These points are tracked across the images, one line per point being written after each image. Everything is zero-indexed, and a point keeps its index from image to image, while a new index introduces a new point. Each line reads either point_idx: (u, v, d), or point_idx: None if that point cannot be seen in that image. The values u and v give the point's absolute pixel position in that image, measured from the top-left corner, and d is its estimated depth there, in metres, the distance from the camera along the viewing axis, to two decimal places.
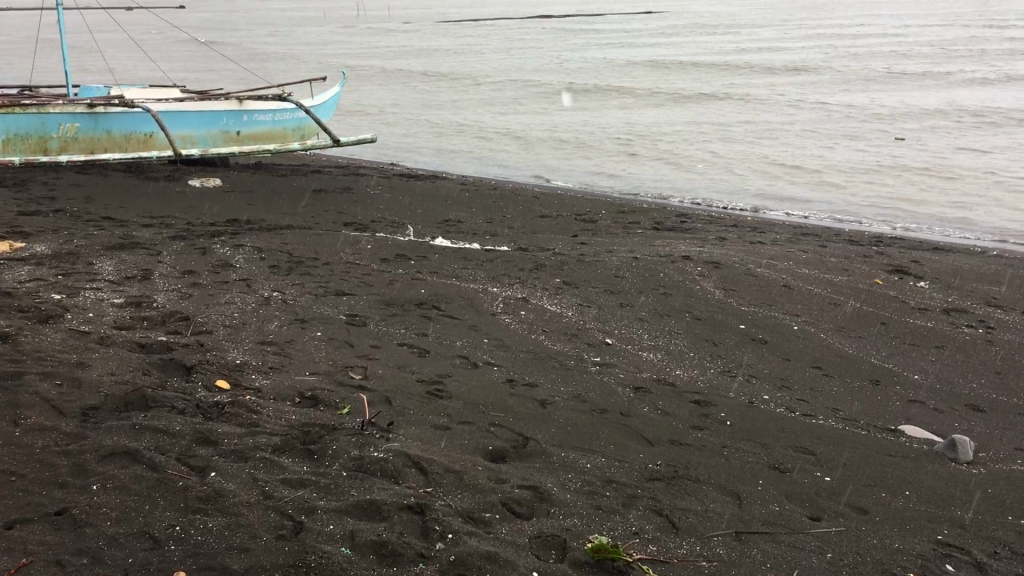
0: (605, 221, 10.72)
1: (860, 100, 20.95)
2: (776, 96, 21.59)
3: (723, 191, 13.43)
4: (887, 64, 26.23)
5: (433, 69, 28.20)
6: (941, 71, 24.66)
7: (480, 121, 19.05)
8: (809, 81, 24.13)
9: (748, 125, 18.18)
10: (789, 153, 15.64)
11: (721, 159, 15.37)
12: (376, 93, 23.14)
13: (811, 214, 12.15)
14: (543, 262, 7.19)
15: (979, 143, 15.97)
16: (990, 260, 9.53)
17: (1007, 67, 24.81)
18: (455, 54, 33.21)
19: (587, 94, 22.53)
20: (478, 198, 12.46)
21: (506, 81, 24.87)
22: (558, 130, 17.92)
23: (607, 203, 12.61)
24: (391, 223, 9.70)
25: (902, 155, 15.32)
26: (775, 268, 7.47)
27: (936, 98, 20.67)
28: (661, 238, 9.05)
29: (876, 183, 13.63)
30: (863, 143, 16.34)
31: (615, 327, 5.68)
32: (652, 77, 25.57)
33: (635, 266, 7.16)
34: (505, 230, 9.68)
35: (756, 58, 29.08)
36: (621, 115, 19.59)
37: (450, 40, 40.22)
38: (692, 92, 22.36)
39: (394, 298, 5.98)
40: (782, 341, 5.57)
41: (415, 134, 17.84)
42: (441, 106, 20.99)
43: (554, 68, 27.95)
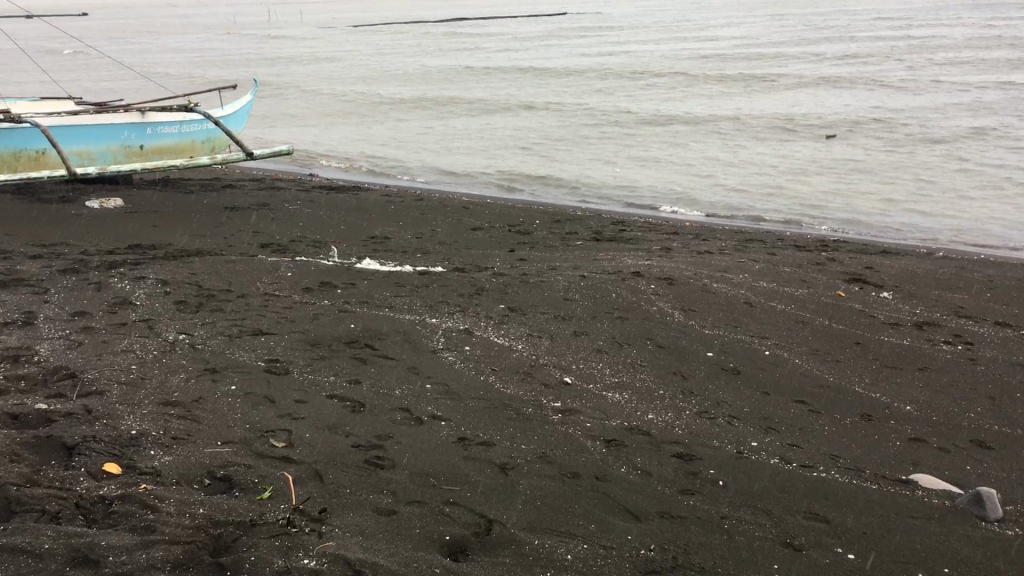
0: (542, 233, 10.16)
1: (783, 99, 20.89)
2: (701, 97, 21.39)
3: (658, 196, 13.02)
4: (806, 64, 26.39)
5: (349, 74, 27.24)
6: (859, 69, 24.88)
7: (402, 128, 18.32)
8: (732, 79, 24.04)
9: (676, 127, 17.88)
10: (720, 156, 15.35)
11: (653, 163, 14.97)
12: (289, 99, 22.15)
13: (751, 218, 11.84)
14: (483, 284, 6.55)
15: (906, 141, 15.96)
16: (938, 262, 9.27)
17: (921, 64, 25.16)
18: (372, 58, 32.30)
19: (510, 96, 21.97)
20: (404, 210, 11.77)
21: (426, 85, 24.14)
22: (484, 136, 17.31)
23: (541, 211, 12.05)
24: (313, 243, 8.95)
25: (833, 155, 15.19)
26: (732, 282, 7.00)
27: (857, 96, 20.75)
28: (604, 251, 8.52)
29: (811, 185, 13.41)
30: (794, 144, 16.16)
31: (572, 361, 5.08)
32: (575, 78, 25.18)
33: (583, 286, 6.58)
34: (437, 247, 9.03)
35: (676, 58, 28.98)
36: (547, 117, 19.09)
37: (364, 44, 39.26)
38: (616, 94, 22.01)
39: (320, 337, 5.27)
40: (756, 370, 5.05)
41: (334, 142, 17.01)
42: (360, 112, 20.16)
43: (474, 69, 27.32)
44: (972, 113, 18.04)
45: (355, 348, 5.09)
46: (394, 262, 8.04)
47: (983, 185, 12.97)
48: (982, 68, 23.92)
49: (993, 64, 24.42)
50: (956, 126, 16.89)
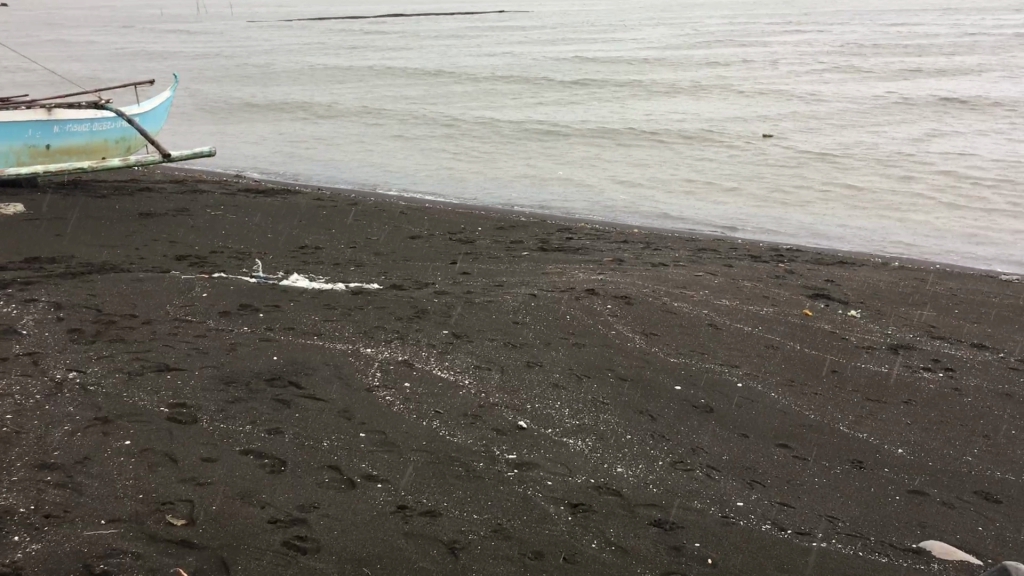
0: (484, 242, 9.59)
1: (724, 99, 20.69)
2: (644, 98, 21.07)
3: (602, 200, 12.57)
4: (745, 66, 26.30)
5: (280, 70, 26.28)
6: (798, 72, 24.87)
7: (335, 126, 17.56)
8: (673, 79, 23.77)
9: (618, 128, 17.48)
10: (664, 159, 15.00)
11: (597, 166, 14.52)
12: (216, 96, 21.18)
13: (700, 224, 11.46)
14: (423, 305, 5.94)
15: (850, 145, 15.80)
16: (895, 273, 8.96)
17: (857, 68, 25.26)
18: (304, 54, 31.33)
19: (448, 95, 21.34)
20: (337, 216, 11.07)
21: (360, 84, 23.37)
22: (421, 136, 16.67)
23: (482, 217, 11.48)
24: (236, 255, 8.23)
25: (778, 158, 14.95)
26: (691, 300, 6.51)
27: (797, 98, 20.66)
28: (552, 264, 7.99)
29: (759, 190, 13.11)
30: (738, 147, 15.87)
31: (525, 398, 4.50)
32: (513, 76, 24.64)
33: (534, 306, 6.01)
34: (372, 258, 8.39)
35: (615, 58, 28.64)
36: (487, 117, 18.53)
37: (297, 39, 38.23)
38: (555, 94, 21.56)
39: (237, 373, 4.60)
40: (729, 407, 4.54)
41: (265, 142, 16.20)
42: (291, 109, 19.33)
43: (410, 67, 26.60)
44: (913, 119, 18.02)
45: (278, 386, 4.44)
46: (325, 277, 7.38)
47: (931, 190, 12.81)
48: (917, 72, 24.12)
49: (927, 69, 24.64)
50: (898, 131, 16.83)
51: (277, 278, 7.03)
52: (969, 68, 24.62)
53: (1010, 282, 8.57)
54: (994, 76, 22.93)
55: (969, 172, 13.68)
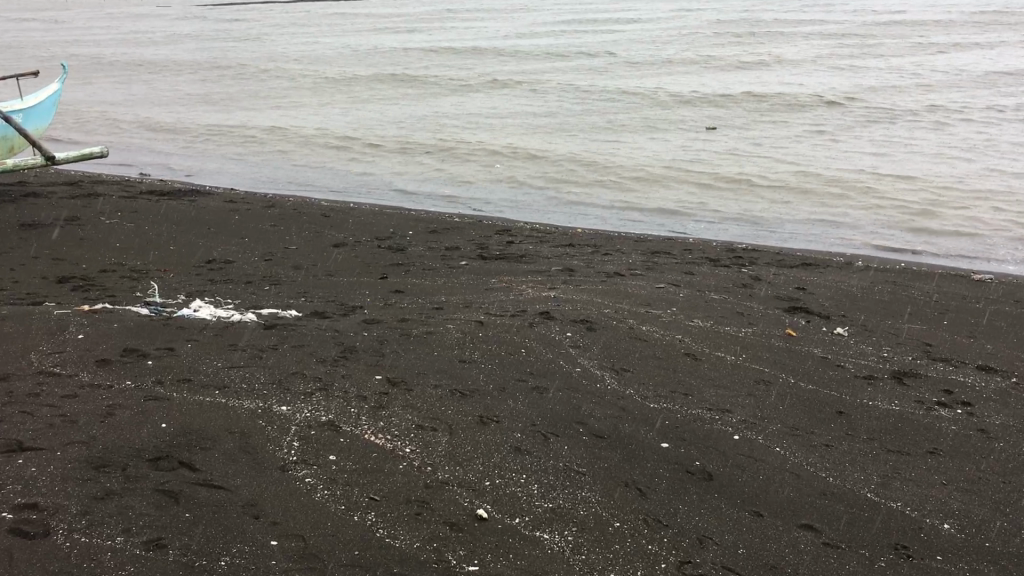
0: (417, 250, 8.67)
1: (656, 87, 20.12)
2: (575, 86, 20.32)
3: (541, 202, 11.79)
4: (674, 52, 25.75)
5: (189, 62, 24.85)
6: (728, 58, 24.41)
7: (249, 123, 16.41)
8: (603, 68, 23.09)
9: (550, 122, 16.73)
10: (602, 153, 14.31)
11: (533, 163, 13.72)
12: (119, 94, 19.82)
13: (646, 224, 10.77)
14: (351, 339, 4.98)
15: (790, 139, 15.36)
16: (862, 274, 8.35)
17: (785, 54, 25.00)
18: (216, 44, 29.83)
19: (371, 86, 20.34)
20: (252, 221, 10.00)
21: (276, 74, 22.13)
22: (344, 132, 15.62)
23: (414, 220, 10.55)
24: (131, 275, 7.12)
25: (718, 152, 14.40)
26: (659, 321, 5.70)
27: (730, 85, 20.18)
28: (494, 278, 7.12)
29: (703, 187, 12.50)
30: (677, 141, 15.25)
31: (483, 470, 3.61)
32: (437, 64, 23.62)
33: (482, 337, 5.12)
34: (290, 275, 7.38)
35: (541, 43, 27.80)
36: (413, 110, 17.61)
37: (210, 26, 36.58)
38: (483, 83, 20.70)
39: (111, 451, 3.58)
40: (732, 472, 3.72)
41: (170, 142, 14.96)
42: (201, 107, 18.08)
43: (329, 56, 25.43)
44: (851, 108, 17.65)
45: (164, 470, 3.44)
46: (234, 300, 6.36)
47: (878, 185, 12.39)
48: (845, 59, 23.94)
49: (855, 56, 24.52)
50: (836, 123, 16.45)
51: (176, 306, 5.98)
52: (895, 54, 24.58)
53: (981, 281, 8.05)
54: (922, 63, 22.89)
55: (914, 167, 13.33)
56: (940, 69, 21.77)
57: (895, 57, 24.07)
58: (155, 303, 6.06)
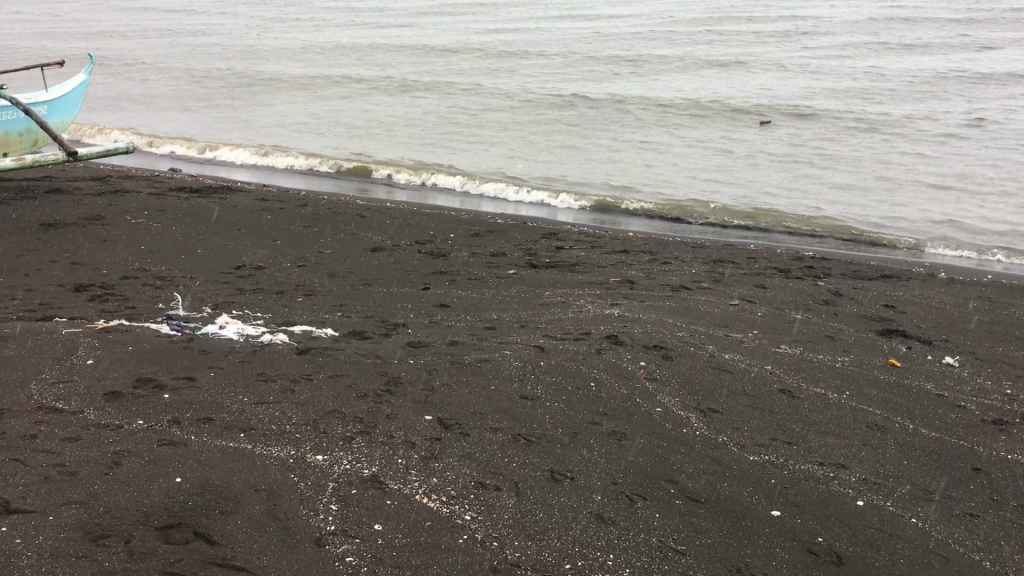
0: (460, 255, 8.05)
1: (702, 85, 19.40)
2: (616, 84, 19.67)
3: (589, 203, 11.16)
4: (714, 47, 24.97)
5: (223, 56, 24.51)
6: (771, 53, 23.60)
7: (284, 120, 15.94)
8: (642, 63, 22.38)
9: (593, 121, 16.08)
10: (650, 154, 13.64)
11: (577, 163, 13.09)
12: (151, 89, 19.45)
13: (704, 230, 10.10)
14: (396, 368, 4.35)
15: (849, 139, 14.59)
16: (945, 287, 7.64)
17: (831, 49, 24.14)
18: (245, 36, 29.45)
19: (407, 80, 19.80)
20: (285, 221, 9.46)
21: (310, 68, 21.69)
22: (379, 130, 15.09)
23: (455, 221, 9.96)
24: (155, 283, 6.56)
25: (773, 154, 13.68)
26: (742, 347, 5.01)
27: (776, 83, 19.40)
28: (548, 292, 6.48)
29: (760, 189, 11.79)
30: (727, 142, 14.55)
31: (564, 547, 2.96)
32: (470, 57, 23.05)
33: (545, 367, 4.46)
34: (325, 284, 6.80)
35: (575, 38, 27.12)
36: (451, 106, 17.04)
37: (244, 18, 36.33)
38: (522, 79, 20.10)
39: (114, 515, 2.97)
40: (866, 554, 3.04)
41: (203, 137, 14.50)
42: (234, 103, 17.65)
43: (364, 49, 24.94)
44: (908, 107, 16.84)
45: (176, 543, 2.82)
46: (264, 314, 5.77)
47: (950, 190, 11.62)
48: (898, 56, 23.05)
49: (908, 52, 23.62)
50: (894, 120, 15.66)
51: (200, 322, 5.40)
52: (946, 49, 23.65)
53: None
54: (980, 59, 21.96)
55: (987, 170, 12.53)
56: (1001, 65, 20.84)
57: (951, 53, 23.15)
58: (178, 318, 5.49)
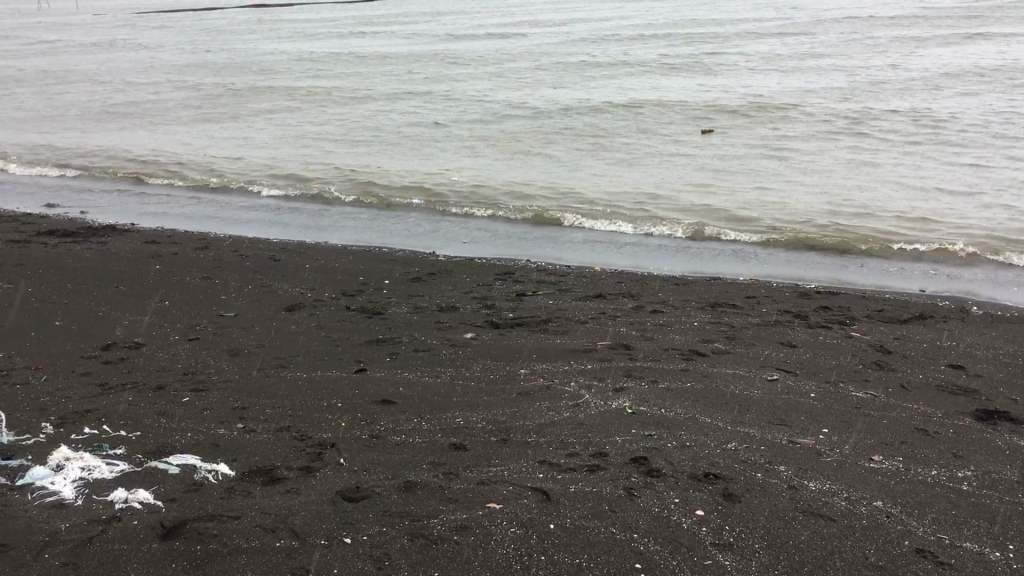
0: (399, 311, 6.45)
1: (639, 98, 18.24)
2: (548, 99, 18.38)
3: (542, 239, 9.74)
4: (642, 59, 23.97)
5: (114, 79, 22.43)
6: (704, 66, 22.73)
7: (183, 149, 14.14)
8: (572, 78, 21.16)
9: (530, 141, 14.70)
10: (601, 177, 12.31)
11: (520, 189, 11.68)
12: (28, 114, 17.35)
13: (681, 262, 8.76)
14: (322, 562, 2.69)
15: (811, 155, 13.52)
16: (985, 327, 6.39)
17: (762, 60, 23.35)
18: (138, 57, 27.34)
19: (322, 102, 18.19)
20: (181, 270, 7.74)
21: (214, 91, 19.88)
22: (293, 157, 13.44)
23: (389, 263, 8.37)
24: None
25: (735, 174, 12.49)
26: (823, 464, 3.50)
27: (716, 96, 18.38)
28: (520, 371, 4.91)
29: (732, 212, 10.54)
30: (680, 160, 13.35)
31: None
32: (388, 77, 21.49)
33: (558, 537, 2.86)
34: (225, 369, 5.10)
35: (495, 52, 25.85)
36: (373, 129, 15.49)
37: (139, 36, 34.12)
38: (446, 96, 18.66)
39: None
40: None
41: (86, 173, 12.62)
42: (124, 129, 15.74)
43: (270, 68, 23.17)
44: (859, 119, 15.92)
45: None
46: (129, 433, 4.06)
47: (939, 209, 10.56)
48: (831, 63, 22.39)
49: (840, 59, 23.00)
50: (850, 135, 14.71)
51: (29, 462, 3.67)
52: (878, 57, 23.07)
53: None
54: (918, 66, 21.40)
55: (968, 184, 11.57)
56: (939, 72, 20.28)
57: (886, 59, 22.62)
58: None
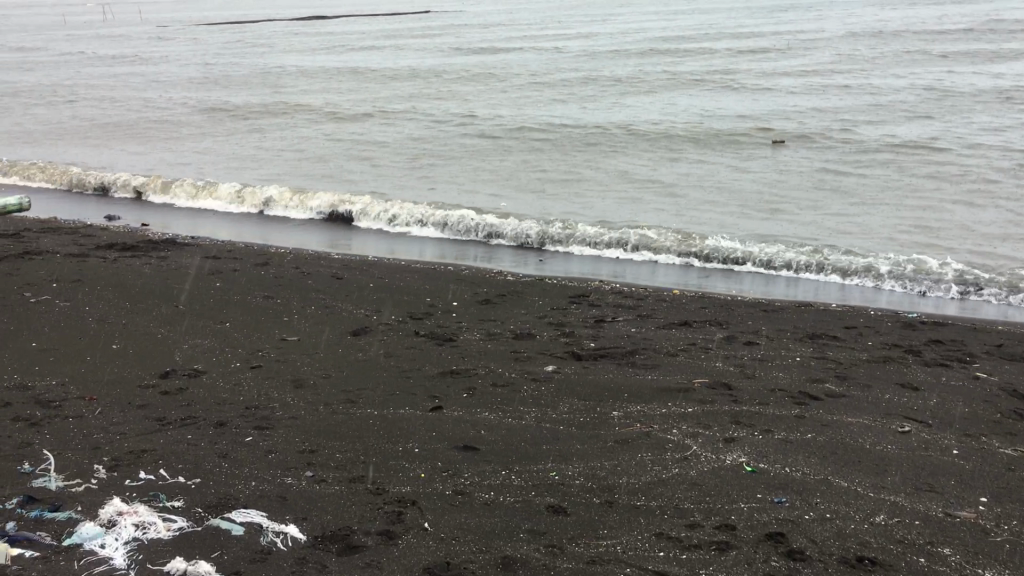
0: (472, 338, 6.02)
1: (701, 112, 17.71)
2: (608, 112, 17.90)
3: (614, 258, 9.25)
4: (701, 70, 23.40)
5: (169, 88, 22.46)
6: (766, 78, 22.08)
7: (240, 159, 13.92)
8: (631, 91, 20.66)
9: (592, 155, 14.24)
10: (669, 193, 11.81)
11: (586, 205, 11.23)
12: (85, 124, 17.34)
13: (764, 287, 8.23)
14: None
15: (888, 169, 12.88)
16: None
17: (826, 72, 22.63)
18: (191, 66, 27.44)
19: (377, 114, 17.93)
20: (241, 288, 7.40)
21: (268, 101, 19.74)
22: (351, 169, 13.15)
23: (456, 282, 7.95)
24: (35, 415, 4.41)
25: (810, 189, 11.91)
26: (995, 551, 2.97)
27: (783, 109, 17.75)
28: (612, 413, 4.43)
29: (811, 229, 9.99)
30: (751, 175, 12.78)
31: None
32: (443, 89, 21.21)
33: None
34: (290, 403, 4.69)
35: (550, 65, 25.47)
36: (431, 142, 15.15)
37: (193, 46, 34.39)
38: (502, 109, 18.33)
39: None
40: None
41: (144, 181, 12.43)
42: (181, 139, 15.60)
43: (323, 79, 23.03)
44: (938, 132, 15.19)
45: None
46: (189, 480, 3.66)
47: None
48: (900, 76, 21.61)
49: (908, 72, 22.21)
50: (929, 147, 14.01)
51: (78, 516, 3.29)
52: (949, 69, 22.24)
53: None
54: (992, 78, 20.54)
55: None
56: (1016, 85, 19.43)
57: (957, 72, 21.78)
58: (41, 509, 3.36)
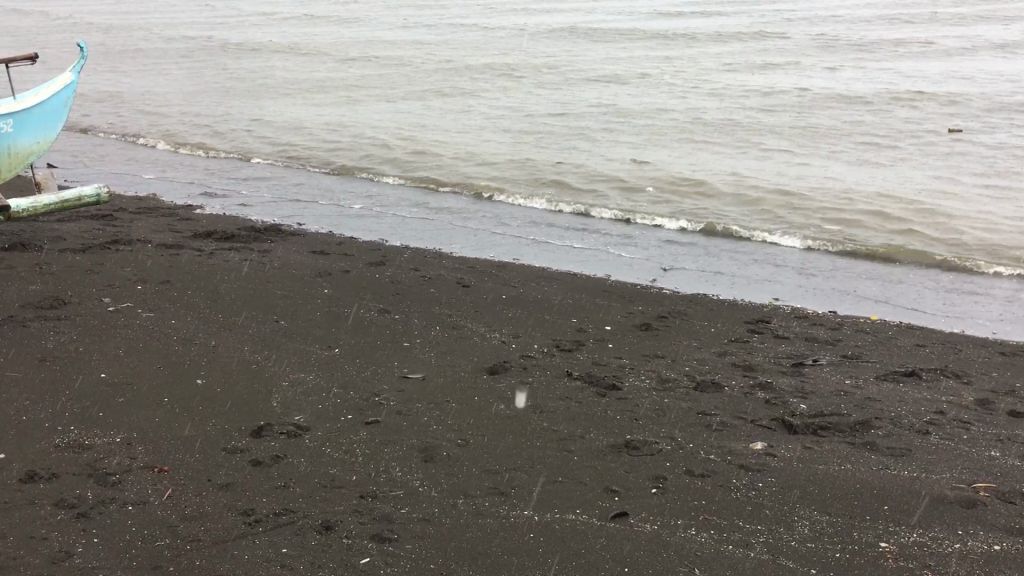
0: (642, 388, 4.72)
1: (831, 97, 16.02)
2: (727, 97, 16.34)
3: (777, 271, 7.83)
4: (819, 50, 21.51)
5: (252, 58, 21.68)
6: (894, 58, 20.13)
7: (335, 139, 12.92)
8: (747, 72, 18.96)
9: (721, 145, 12.79)
10: (820, 193, 10.36)
11: (728, 207, 9.84)
12: (173, 96, 16.64)
13: (973, 317, 6.73)
14: None
15: None
16: None
17: (959, 51, 20.56)
18: (272, 33, 26.63)
19: (473, 94, 16.77)
20: (351, 295, 6.26)
21: (357, 76, 18.77)
22: (457, 154, 12.04)
23: (599, 296, 6.65)
24: (86, 499, 3.31)
25: (979, 195, 10.34)
26: None
27: (924, 94, 15.94)
28: (879, 549, 3.08)
29: (1004, 249, 8.50)
30: (909, 174, 11.21)
31: None
32: (539, 65, 19.86)
33: None
34: (420, 495, 3.48)
35: (651, 37, 23.78)
36: (537, 126, 13.90)
37: (273, 8, 33.61)
38: (607, 92, 16.97)
39: None
40: None
41: (238, 165, 11.51)
42: (271, 117, 14.68)
43: (412, 52, 21.94)
44: None
45: None
46: None
47: None
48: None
49: None
50: None
51: None
52: None
53: None
54: None
55: None
56: None
57: None
58: None
